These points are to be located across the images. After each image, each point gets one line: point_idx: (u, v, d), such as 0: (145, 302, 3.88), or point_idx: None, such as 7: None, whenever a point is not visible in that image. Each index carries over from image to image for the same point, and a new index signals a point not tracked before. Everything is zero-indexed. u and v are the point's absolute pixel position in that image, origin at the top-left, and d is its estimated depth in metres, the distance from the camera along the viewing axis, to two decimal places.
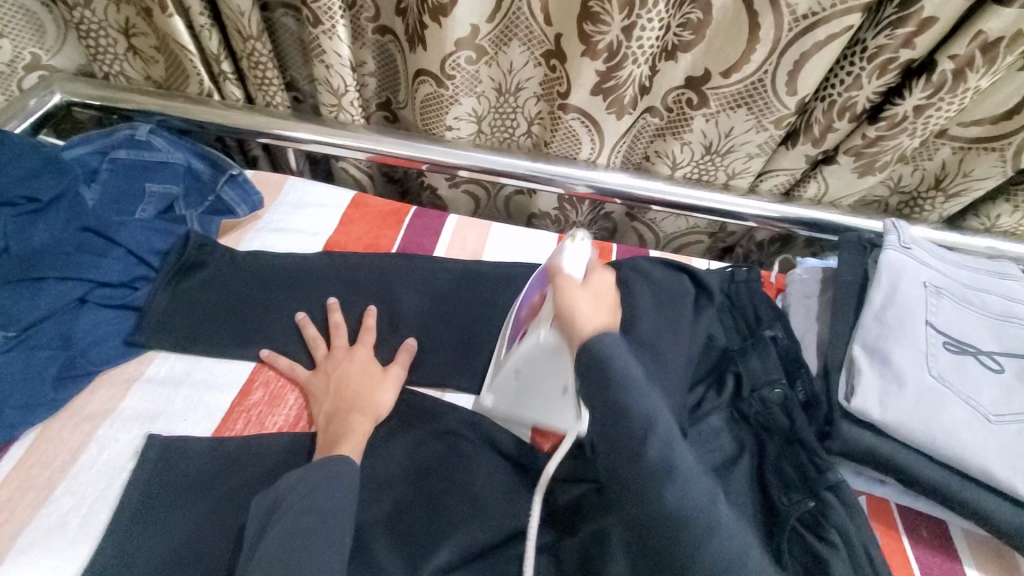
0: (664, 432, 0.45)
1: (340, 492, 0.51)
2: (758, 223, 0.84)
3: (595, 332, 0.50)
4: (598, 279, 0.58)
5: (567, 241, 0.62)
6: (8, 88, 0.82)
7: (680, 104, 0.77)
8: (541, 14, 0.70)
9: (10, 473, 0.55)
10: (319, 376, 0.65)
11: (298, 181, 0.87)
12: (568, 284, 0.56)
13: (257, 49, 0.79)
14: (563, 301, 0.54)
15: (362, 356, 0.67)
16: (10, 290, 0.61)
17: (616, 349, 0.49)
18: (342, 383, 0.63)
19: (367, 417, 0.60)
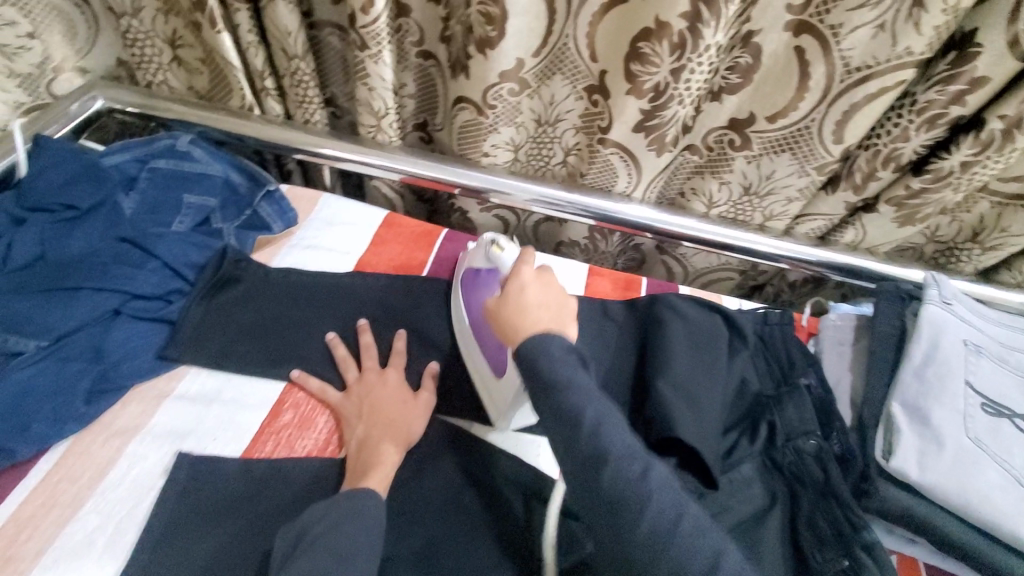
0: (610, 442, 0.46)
1: (362, 529, 0.50)
2: (790, 265, 0.84)
3: (535, 333, 0.53)
4: (535, 279, 0.60)
5: (496, 252, 0.65)
6: (39, 91, 0.81)
7: (723, 144, 0.76)
8: (587, 50, 0.70)
9: (36, 488, 0.55)
10: (351, 399, 0.64)
11: (331, 197, 0.87)
12: (508, 296, 0.59)
13: (301, 68, 0.79)
14: (504, 306, 0.58)
15: (393, 380, 0.66)
16: (47, 299, 0.61)
17: (551, 340, 0.52)
18: (374, 406, 0.63)
19: (399, 447, 0.60)
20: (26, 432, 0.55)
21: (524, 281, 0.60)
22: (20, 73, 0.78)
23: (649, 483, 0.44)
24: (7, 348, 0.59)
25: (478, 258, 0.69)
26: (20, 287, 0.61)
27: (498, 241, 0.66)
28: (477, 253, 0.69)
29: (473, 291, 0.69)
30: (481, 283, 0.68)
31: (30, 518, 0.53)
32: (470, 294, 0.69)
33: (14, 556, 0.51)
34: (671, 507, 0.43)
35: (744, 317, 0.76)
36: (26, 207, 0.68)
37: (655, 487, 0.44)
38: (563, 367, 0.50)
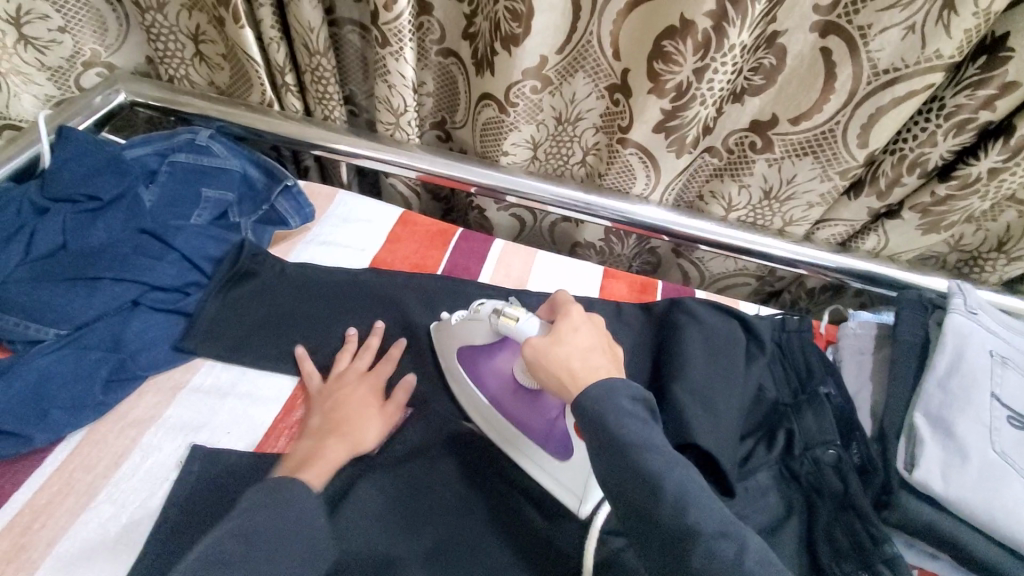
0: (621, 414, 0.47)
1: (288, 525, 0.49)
2: (810, 271, 0.83)
3: (598, 386, 0.49)
4: (580, 319, 0.56)
5: (506, 318, 0.58)
6: (68, 85, 0.84)
7: (743, 147, 0.75)
8: (610, 48, 0.69)
9: (52, 475, 0.55)
10: (319, 394, 0.64)
11: (347, 194, 0.88)
12: (552, 351, 0.53)
13: (322, 64, 0.79)
14: (553, 365, 0.52)
15: (365, 388, 0.65)
16: (69, 288, 0.62)
17: (609, 393, 0.48)
18: (335, 404, 0.62)
19: (349, 441, 0.59)
20: (45, 419, 0.56)
21: (575, 323, 0.56)
22: (50, 66, 0.81)
23: (677, 484, 0.43)
24: (29, 336, 0.60)
25: (478, 333, 0.63)
26: (43, 276, 0.62)
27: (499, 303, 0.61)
28: (474, 326, 0.63)
29: (481, 363, 0.66)
30: (487, 351, 0.66)
31: (44, 505, 0.53)
32: (477, 368, 0.66)
33: (28, 542, 0.51)
34: (697, 504, 0.42)
35: (762, 324, 0.75)
36: (50, 197, 0.69)
37: (683, 487, 0.43)
38: (631, 419, 0.46)
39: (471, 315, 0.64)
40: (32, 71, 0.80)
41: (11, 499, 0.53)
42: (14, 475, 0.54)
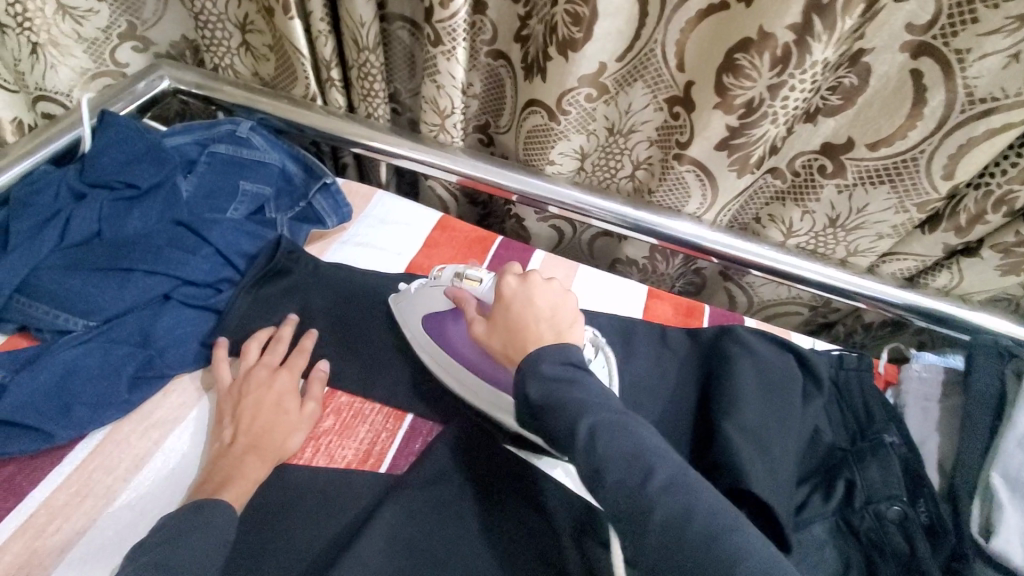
0: (576, 405, 0.45)
1: (212, 536, 0.44)
2: (867, 304, 0.77)
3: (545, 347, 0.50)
4: (539, 285, 0.56)
5: (468, 282, 0.62)
6: (102, 57, 0.81)
7: (810, 170, 0.70)
8: (674, 59, 0.65)
9: (71, 475, 0.53)
10: (227, 401, 0.58)
11: (385, 194, 0.85)
12: (499, 319, 0.55)
13: (370, 60, 0.77)
14: (496, 333, 0.55)
15: (281, 383, 0.59)
16: (102, 278, 0.60)
17: (542, 354, 0.49)
18: (249, 412, 0.56)
19: (265, 455, 0.54)
20: (67, 416, 0.53)
21: (523, 288, 0.56)
22: (86, 37, 0.78)
23: (608, 442, 0.42)
24: (58, 325, 0.59)
25: (432, 301, 0.64)
26: (76, 265, 0.61)
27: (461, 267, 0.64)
28: (428, 292, 0.64)
29: (446, 327, 0.63)
30: (451, 315, 0.64)
31: (61, 507, 0.51)
32: (442, 332, 0.63)
33: (41, 546, 0.48)
34: (635, 458, 0.41)
35: (821, 362, 0.70)
36: (87, 182, 0.68)
37: (613, 442, 0.42)
38: (561, 384, 0.47)
39: (430, 282, 0.65)
40: (70, 43, 0.76)
41: (28, 496, 0.51)
42: (32, 473, 0.52)
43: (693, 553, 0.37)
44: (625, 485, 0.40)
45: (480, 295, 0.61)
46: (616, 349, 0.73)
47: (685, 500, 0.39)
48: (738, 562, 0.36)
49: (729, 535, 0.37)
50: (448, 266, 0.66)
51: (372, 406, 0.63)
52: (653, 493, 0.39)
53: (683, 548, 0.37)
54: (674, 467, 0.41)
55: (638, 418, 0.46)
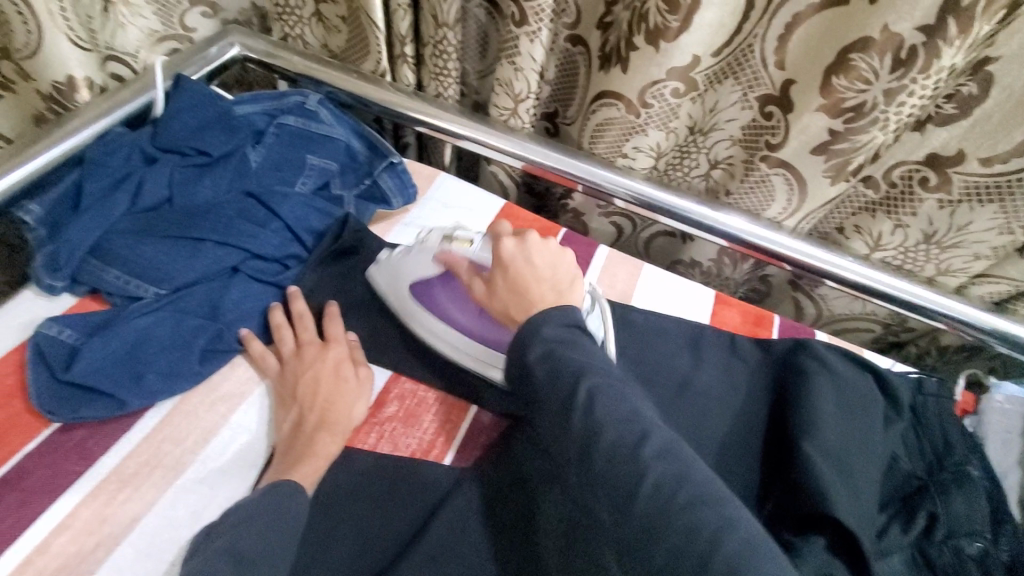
0: (574, 364, 0.43)
1: (287, 527, 0.43)
2: (945, 325, 0.73)
3: (549, 308, 0.48)
4: (537, 245, 0.52)
5: (458, 245, 0.56)
6: (172, 20, 0.79)
7: (909, 181, 0.67)
8: (774, 58, 0.61)
9: (139, 444, 0.52)
10: (284, 377, 0.57)
11: (447, 176, 0.83)
12: (499, 283, 0.52)
13: (448, 38, 0.74)
14: (498, 297, 0.52)
15: (334, 357, 0.58)
16: (172, 246, 0.59)
17: (548, 318, 0.46)
18: (308, 387, 0.56)
19: (334, 429, 0.54)
20: (138, 384, 0.53)
21: (526, 249, 0.52)
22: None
23: (607, 407, 0.41)
24: (129, 292, 0.58)
25: (421, 267, 0.59)
26: (146, 231, 0.60)
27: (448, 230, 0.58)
28: (415, 257, 0.59)
29: (436, 292, 0.61)
30: (438, 281, 0.61)
31: (131, 476, 0.50)
32: (433, 300, 0.62)
33: (111, 514, 0.48)
34: (630, 423, 0.40)
35: (903, 386, 0.67)
36: (159, 147, 0.67)
37: (612, 404, 0.41)
38: (565, 345, 0.45)
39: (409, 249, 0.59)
40: (141, 3, 0.74)
41: (98, 463, 0.50)
42: (102, 438, 0.52)
43: (683, 521, 0.36)
44: (620, 446, 0.39)
45: (473, 259, 0.56)
46: (683, 355, 0.70)
47: (680, 467, 0.38)
48: (722, 533, 0.35)
49: (715, 502, 0.37)
50: (433, 228, 0.60)
51: (435, 393, 0.62)
52: (646, 459, 0.38)
53: (669, 522, 0.36)
54: (665, 435, 0.40)
55: (631, 385, 0.44)
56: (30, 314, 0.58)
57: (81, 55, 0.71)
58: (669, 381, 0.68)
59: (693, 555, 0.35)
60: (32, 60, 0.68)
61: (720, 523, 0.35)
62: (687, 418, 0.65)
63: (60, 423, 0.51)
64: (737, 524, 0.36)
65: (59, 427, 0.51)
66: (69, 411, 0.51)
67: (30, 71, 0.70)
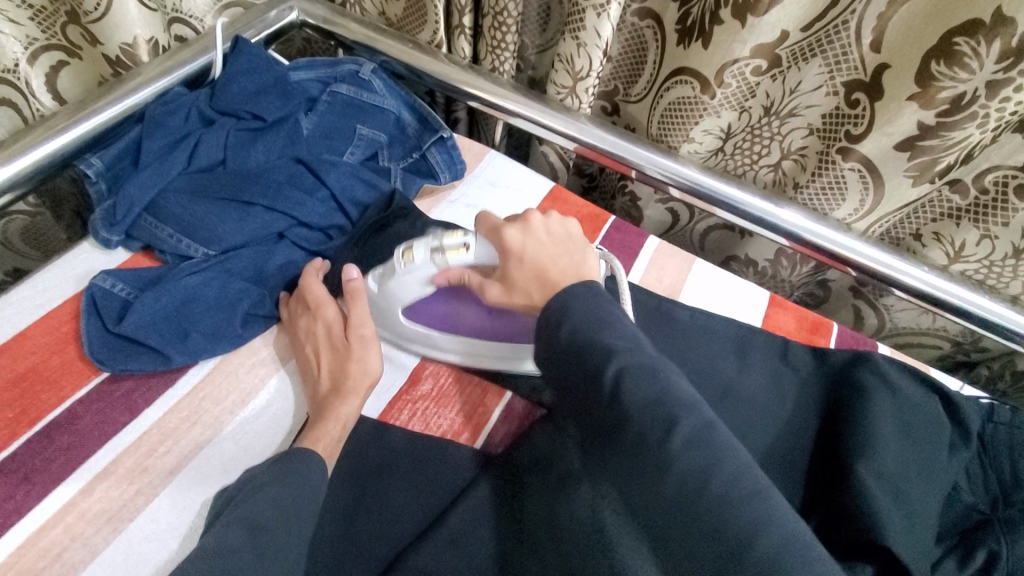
0: (605, 345, 0.40)
1: (301, 490, 0.43)
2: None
3: (574, 285, 0.45)
4: (541, 224, 0.50)
5: (451, 253, 0.50)
6: None
7: (1003, 188, 0.60)
8: (871, 37, 0.56)
9: (182, 400, 0.53)
10: (299, 348, 0.57)
11: (497, 154, 0.81)
12: (513, 274, 0.48)
13: (508, 8, 0.71)
14: (516, 287, 0.48)
15: (326, 317, 0.56)
16: (223, 208, 0.60)
17: (575, 298, 0.44)
18: (317, 358, 0.55)
19: (359, 393, 0.53)
20: (184, 341, 0.54)
21: (531, 232, 0.49)
22: None
23: (637, 390, 0.38)
24: (180, 250, 0.59)
25: (412, 286, 0.54)
26: (200, 192, 0.60)
27: (431, 239, 0.51)
28: (405, 283, 0.53)
29: (431, 306, 0.58)
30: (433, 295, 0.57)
31: (171, 430, 0.52)
32: (432, 313, 0.58)
33: (151, 465, 0.50)
34: (659, 406, 0.37)
35: (974, 411, 0.61)
36: (216, 109, 0.67)
37: (642, 385, 0.38)
38: (593, 327, 0.42)
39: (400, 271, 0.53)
40: None
41: (142, 415, 0.52)
42: (147, 392, 0.53)
43: (713, 514, 0.34)
44: (650, 433, 0.36)
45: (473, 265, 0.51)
46: (729, 358, 0.66)
47: (712, 454, 0.35)
48: (759, 527, 0.33)
49: (752, 496, 0.34)
50: (412, 244, 0.52)
51: (471, 376, 0.61)
52: (677, 448, 0.35)
53: (698, 514, 0.34)
54: (700, 415, 0.37)
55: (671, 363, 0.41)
56: (86, 266, 0.59)
57: (145, 15, 0.74)
58: (713, 384, 0.64)
59: (722, 547, 0.33)
60: (99, 23, 0.71)
61: (751, 517, 0.33)
62: (730, 426, 0.61)
63: (109, 373, 0.53)
64: (772, 503, 0.34)
65: (107, 377, 0.53)
66: (118, 361, 0.52)
67: (97, 35, 0.73)
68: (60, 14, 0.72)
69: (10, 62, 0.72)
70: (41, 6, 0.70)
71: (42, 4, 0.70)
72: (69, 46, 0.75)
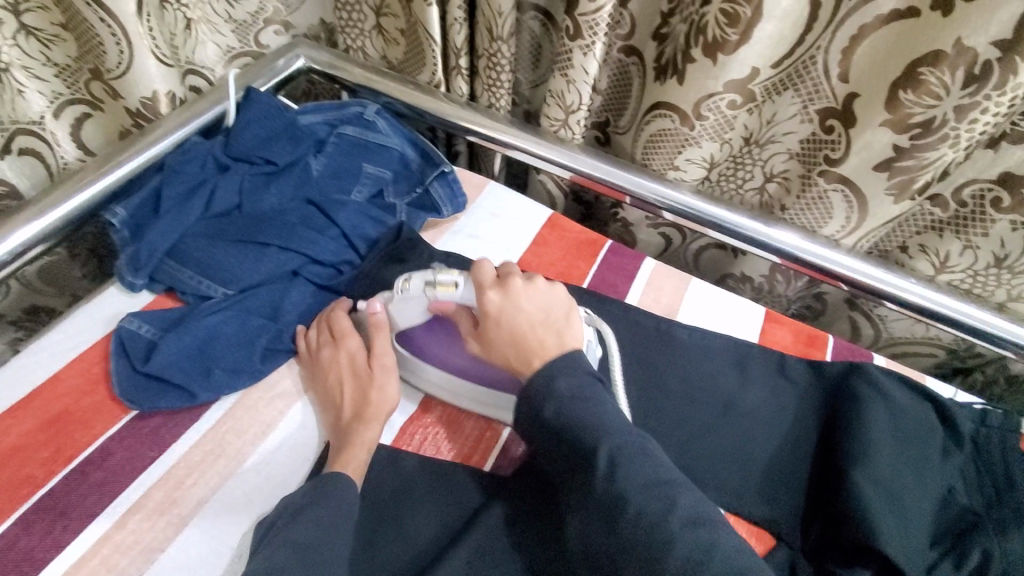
0: (598, 436, 0.43)
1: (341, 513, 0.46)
2: (1017, 354, 0.68)
3: (553, 359, 0.48)
4: (521, 291, 0.52)
5: (442, 290, 0.54)
6: (247, 38, 0.85)
7: (980, 202, 0.63)
8: (838, 68, 0.60)
9: (206, 433, 0.56)
10: (318, 375, 0.60)
11: (497, 185, 0.84)
12: (491, 331, 0.51)
13: (501, 50, 0.76)
14: (495, 345, 0.51)
15: (351, 346, 0.59)
16: (240, 249, 0.63)
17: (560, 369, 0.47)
18: (340, 381, 0.58)
19: (380, 419, 0.56)
20: (208, 378, 0.57)
21: (513, 298, 0.51)
22: (236, 19, 0.82)
23: (630, 470, 0.42)
24: (201, 291, 0.63)
25: (408, 313, 0.57)
26: (219, 235, 0.64)
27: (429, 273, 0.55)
28: (403, 306, 0.57)
29: (419, 335, 0.60)
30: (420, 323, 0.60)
31: (197, 463, 0.54)
32: (416, 342, 0.61)
33: (179, 498, 0.52)
34: (656, 486, 0.41)
35: (964, 415, 0.63)
36: (231, 155, 0.71)
37: (638, 464, 0.42)
38: (578, 403, 0.45)
39: (396, 297, 0.57)
40: (220, 21, 0.81)
41: (169, 450, 0.55)
42: (174, 427, 0.56)
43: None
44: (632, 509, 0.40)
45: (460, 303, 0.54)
46: (728, 375, 0.68)
47: (704, 525, 0.40)
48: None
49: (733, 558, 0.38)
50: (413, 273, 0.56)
51: None
52: (675, 524, 0.39)
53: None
54: (687, 496, 0.41)
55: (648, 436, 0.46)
56: (113, 309, 0.63)
57: (162, 70, 0.77)
58: (714, 399, 0.66)
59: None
60: (120, 79, 0.74)
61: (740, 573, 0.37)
62: (732, 440, 0.63)
63: (137, 410, 0.56)
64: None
65: (136, 415, 0.56)
66: (146, 399, 0.56)
67: (119, 90, 0.75)
68: (84, 72, 0.75)
69: (36, 116, 0.74)
70: (65, 65, 0.74)
71: (67, 62, 0.74)
72: (91, 100, 0.78)
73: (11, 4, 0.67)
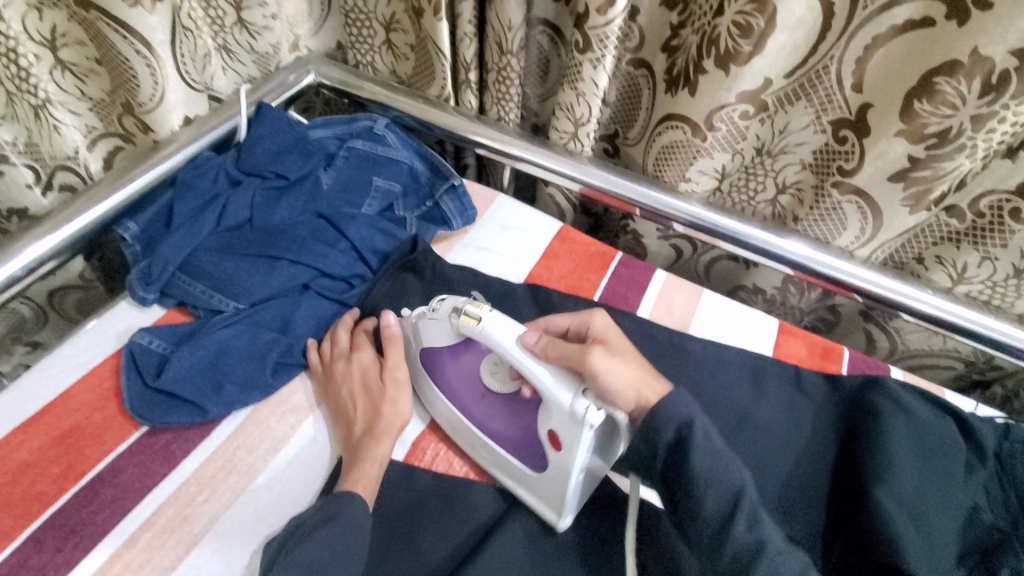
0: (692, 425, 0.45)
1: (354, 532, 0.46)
2: None
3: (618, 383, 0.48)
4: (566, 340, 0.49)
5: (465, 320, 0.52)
6: (267, 67, 0.85)
7: (998, 212, 0.63)
8: (852, 79, 0.59)
9: (217, 449, 0.56)
10: (327, 388, 0.60)
11: (507, 198, 0.84)
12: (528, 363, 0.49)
13: (511, 64, 0.76)
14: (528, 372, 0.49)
15: (360, 361, 0.59)
16: (252, 263, 0.63)
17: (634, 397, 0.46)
18: (347, 397, 0.58)
19: (391, 434, 0.56)
20: (219, 393, 0.57)
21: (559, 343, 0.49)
22: (257, 49, 0.82)
23: (699, 453, 0.44)
24: (212, 305, 0.63)
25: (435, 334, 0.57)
26: (231, 249, 0.64)
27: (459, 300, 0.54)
28: (431, 326, 0.57)
29: (441, 362, 0.58)
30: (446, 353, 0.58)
31: (208, 479, 0.54)
32: (439, 370, 0.59)
33: (190, 515, 0.52)
34: (725, 482, 0.44)
35: (987, 429, 0.62)
36: (243, 170, 0.72)
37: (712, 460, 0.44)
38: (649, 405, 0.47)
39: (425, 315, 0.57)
40: (240, 51, 0.80)
41: (180, 466, 0.54)
42: (184, 443, 0.55)
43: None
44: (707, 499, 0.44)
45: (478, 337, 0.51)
46: (744, 386, 0.67)
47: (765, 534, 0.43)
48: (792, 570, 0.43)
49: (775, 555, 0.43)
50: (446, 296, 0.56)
51: None
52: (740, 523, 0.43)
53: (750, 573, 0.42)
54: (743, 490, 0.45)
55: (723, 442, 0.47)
56: (124, 324, 0.63)
57: (190, 95, 0.76)
58: (728, 413, 0.65)
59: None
60: (151, 112, 0.73)
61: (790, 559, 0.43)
62: (749, 457, 0.62)
63: (148, 426, 0.55)
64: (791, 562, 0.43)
65: (146, 431, 0.55)
66: (156, 415, 0.55)
67: (150, 123, 0.74)
68: (115, 106, 0.74)
69: (71, 152, 0.74)
70: (99, 98, 0.74)
71: (100, 96, 0.73)
72: (123, 134, 0.77)
73: (47, 40, 0.66)
